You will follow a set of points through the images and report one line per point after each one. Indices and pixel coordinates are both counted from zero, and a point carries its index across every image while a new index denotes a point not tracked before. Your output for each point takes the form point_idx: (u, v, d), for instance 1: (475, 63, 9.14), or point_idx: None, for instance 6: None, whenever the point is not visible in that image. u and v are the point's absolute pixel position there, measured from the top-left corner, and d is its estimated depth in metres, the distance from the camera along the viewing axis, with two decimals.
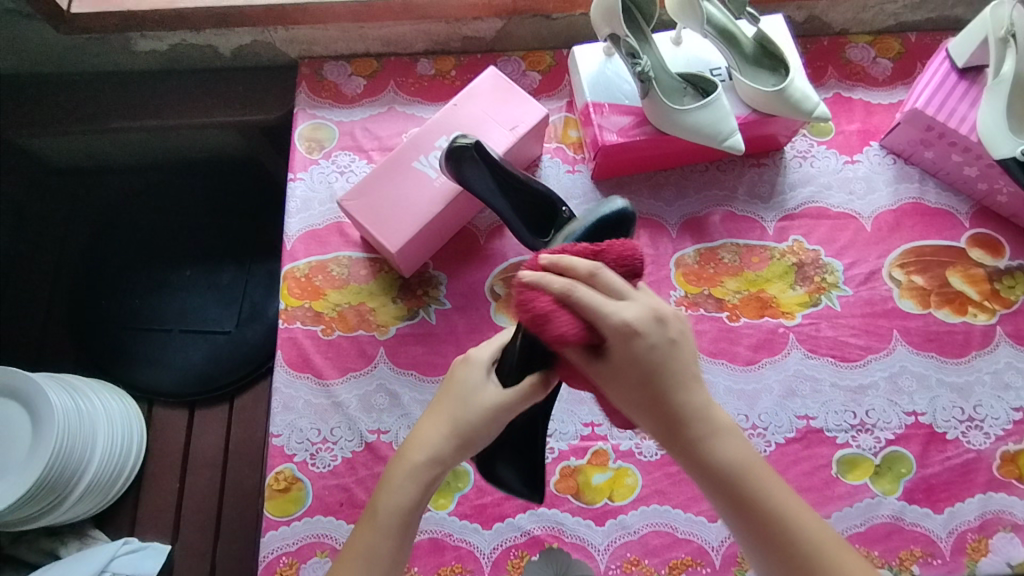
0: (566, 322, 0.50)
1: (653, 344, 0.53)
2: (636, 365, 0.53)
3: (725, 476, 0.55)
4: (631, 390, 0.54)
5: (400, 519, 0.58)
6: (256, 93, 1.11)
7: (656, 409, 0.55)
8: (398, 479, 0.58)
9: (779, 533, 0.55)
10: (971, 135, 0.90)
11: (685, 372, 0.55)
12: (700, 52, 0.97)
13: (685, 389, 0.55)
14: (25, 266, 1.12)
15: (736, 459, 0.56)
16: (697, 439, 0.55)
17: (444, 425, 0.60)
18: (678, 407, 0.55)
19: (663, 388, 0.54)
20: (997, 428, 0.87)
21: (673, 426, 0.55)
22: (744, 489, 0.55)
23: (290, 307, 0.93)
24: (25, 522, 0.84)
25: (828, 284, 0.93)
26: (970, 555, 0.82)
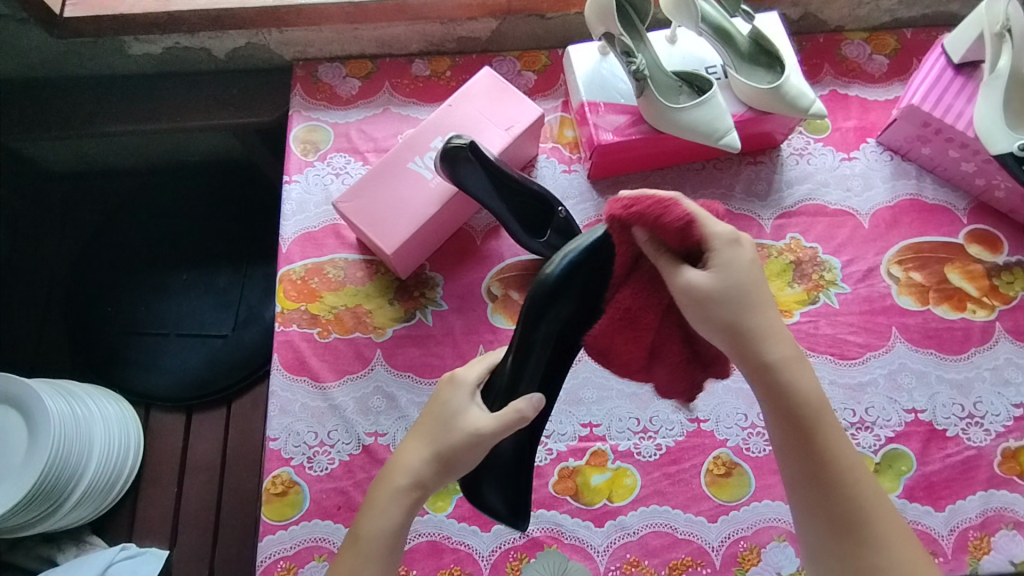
0: (681, 211, 0.56)
1: (734, 263, 0.58)
2: (733, 278, 0.58)
3: (792, 398, 0.59)
4: (723, 305, 0.58)
5: (379, 542, 0.59)
6: (250, 95, 1.10)
7: (736, 330, 0.58)
8: (377, 501, 0.60)
9: (830, 470, 0.58)
10: (968, 130, 0.90)
11: (762, 293, 0.59)
12: (696, 51, 0.97)
13: (766, 311, 0.59)
14: (20, 272, 1.12)
15: (804, 385, 0.59)
16: (773, 365, 0.59)
17: (424, 448, 0.61)
18: (755, 329, 0.59)
19: (746, 305, 0.58)
20: (997, 425, 0.86)
21: (750, 347, 0.59)
22: (810, 420, 0.59)
23: (286, 309, 0.93)
24: (22, 529, 0.84)
25: (826, 281, 0.93)
26: (972, 553, 0.81)
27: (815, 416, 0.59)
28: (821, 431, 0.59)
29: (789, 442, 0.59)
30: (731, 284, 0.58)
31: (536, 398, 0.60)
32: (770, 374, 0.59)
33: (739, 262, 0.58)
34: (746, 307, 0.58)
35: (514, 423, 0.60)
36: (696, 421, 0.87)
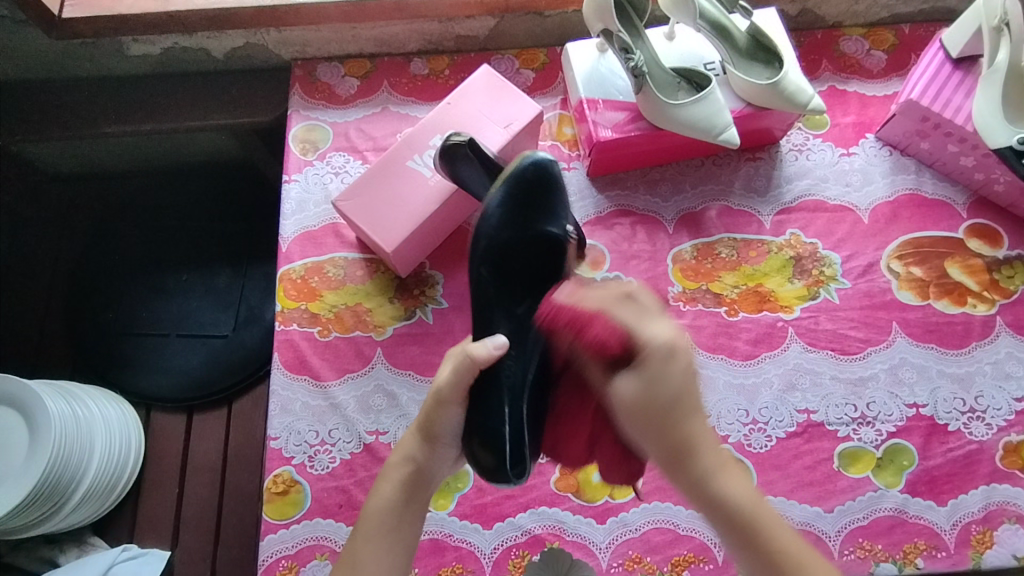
0: (603, 328, 0.59)
1: (667, 372, 0.58)
2: (663, 391, 0.58)
3: (730, 506, 0.59)
4: (651, 415, 0.58)
5: (373, 519, 0.66)
6: (248, 94, 1.11)
7: (671, 434, 0.59)
8: (378, 482, 0.68)
9: (780, 567, 0.57)
10: (967, 125, 0.90)
11: (696, 401, 0.59)
12: (694, 47, 0.97)
13: (695, 419, 0.59)
14: (20, 274, 1.12)
15: (736, 490, 0.60)
16: (705, 469, 0.59)
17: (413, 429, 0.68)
18: (686, 437, 0.59)
19: (682, 414, 0.59)
20: (999, 419, 0.86)
21: (684, 458, 0.59)
22: (750, 523, 0.59)
23: (286, 309, 0.93)
24: (23, 530, 0.83)
25: (827, 276, 0.93)
26: (975, 548, 0.81)
27: (751, 518, 0.59)
28: (765, 532, 0.58)
29: (736, 549, 0.59)
30: (659, 391, 0.58)
31: (497, 337, 0.63)
32: (706, 483, 0.59)
33: (671, 365, 0.58)
34: (674, 422, 0.58)
35: (466, 367, 0.63)
36: None
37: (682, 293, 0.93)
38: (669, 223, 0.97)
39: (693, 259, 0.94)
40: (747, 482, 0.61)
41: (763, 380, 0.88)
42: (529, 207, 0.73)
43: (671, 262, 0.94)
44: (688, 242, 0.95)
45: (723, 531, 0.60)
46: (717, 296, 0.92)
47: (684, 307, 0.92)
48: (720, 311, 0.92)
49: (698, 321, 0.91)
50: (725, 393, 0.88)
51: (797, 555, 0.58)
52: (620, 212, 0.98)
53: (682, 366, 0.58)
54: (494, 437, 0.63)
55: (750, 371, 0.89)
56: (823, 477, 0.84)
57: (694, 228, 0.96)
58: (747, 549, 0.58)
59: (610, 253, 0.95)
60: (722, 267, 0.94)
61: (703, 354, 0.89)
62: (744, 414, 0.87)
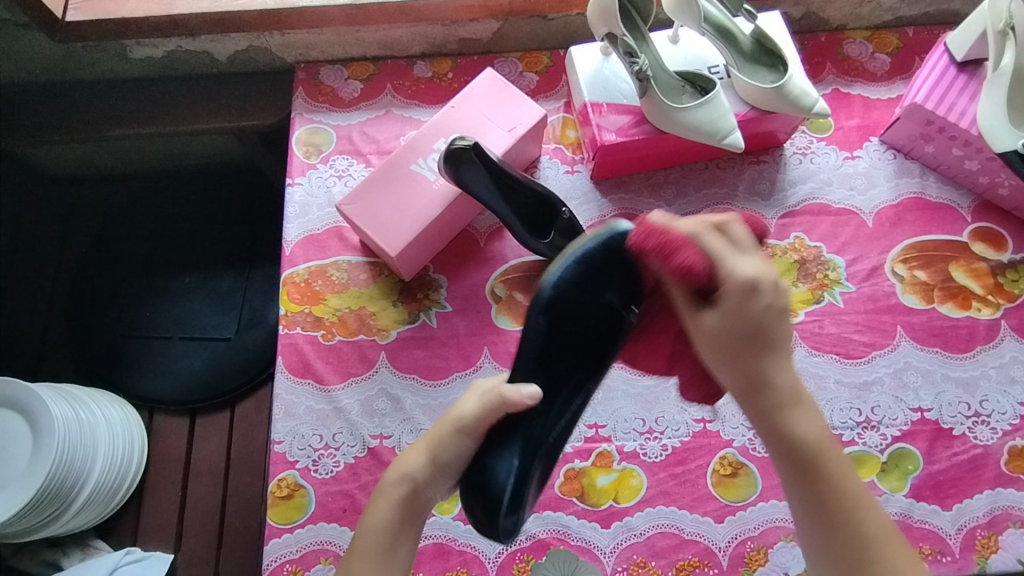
0: (693, 255, 0.53)
1: (766, 304, 0.54)
2: (743, 321, 0.54)
3: (800, 445, 0.55)
4: (732, 344, 0.54)
5: (375, 543, 0.63)
6: (255, 98, 1.11)
7: (750, 364, 0.55)
8: (379, 500, 0.65)
9: (840, 509, 0.55)
10: (972, 128, 0.90)
11: (780, 336, 0.55)
12: (699, 51, 0.97)
13: (780, 358, 0.55)
14: (22, 276, 1.11)
15: (810, 428, 0.56)
16: (780, 403, 0.56)
17: (421, 452, 0.64)
18: (762, 369, 0.55)
19: (766, 346, 0.54)
20: (1003, 423, 0.86)
21: (759, 388, 0.55)
22: (814, 462, 0.55)
23: (290, 312, 0.93)
24: (26, 534, 0.83)
25: (831, 280, 0.93)
26: (980, 552, 0.81)
27: (822, 461, 0.56)
28: (830, 475, 0.56)
29: (792, 486, 0.57)
30: (745, 324, 0.54)
31: (532, 390, 0.60)
32: (776, 418, 0.56)
33: (769, 302, 0.54)
34: (759, 358, 0.55)
35: (497, 405, 0.61)
36: (702, 421, 0.86)
37: None
38: None
39: None
40: (819, 417, 0.57)
41: None
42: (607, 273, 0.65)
43: None
44: None
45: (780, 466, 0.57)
46: None
47: None
48: None
49: None
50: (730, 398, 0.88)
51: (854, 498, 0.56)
52: (624, 215, 0.97)
53: (769, 298, 0.54)
54: (492, 492, 0.60)
55: None
56: None
57: None
58: (806, 487, 0.56)
59: None
60: None
61: None
62: None
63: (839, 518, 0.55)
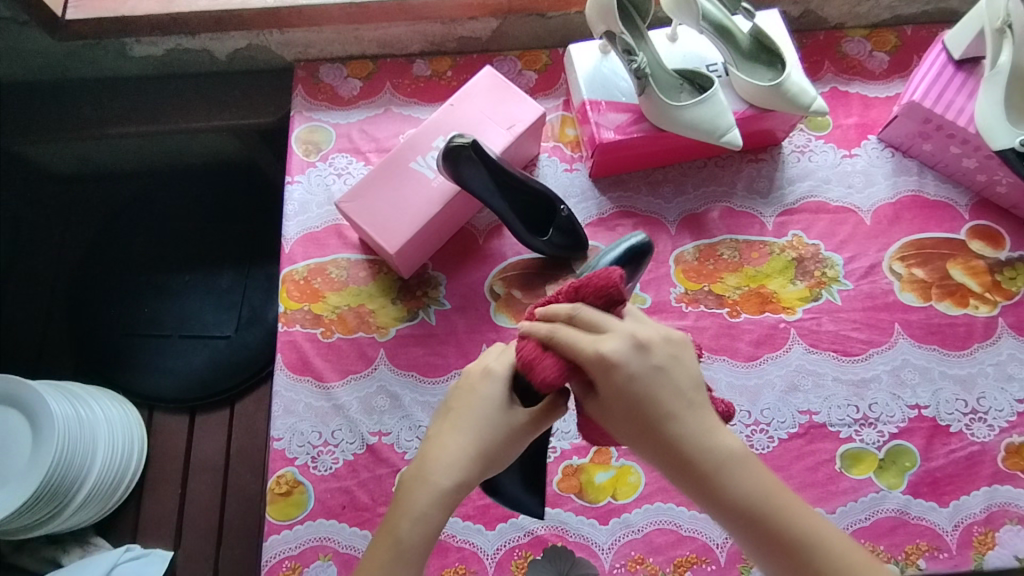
0: (549, 369, 0.55)
1: (632, 375, 0.53)
2: (619, 400, 0.54)
3: (739, 508, 0.53)
4: (625, 425, 0.55)
5: (422, 553, 0.55)
6: (253, 96, 1.11)
7: (654, 440, 0.54)
8: (423, 503, 0.55)
9: (803, 558, 0.52)
10: (969, 126, 0.90)
11: (669, 400, 0.54)
12: (698, 49, 0.97)
13: (686, 418, 0.54)
14: (23, 274, 1.12)
15: (747, 483, 0.53)
16: (702, 471, 0.53)
17: (469, 452, 0.57)
18: (673, 440, 0.53)
19: (662, 417, 0.53)
20: (1001, 420, 0.86)
21: (674, 460, 0.54)
22: (758, 516, 0.53)
23: (290, 310, 0.93)
24: (25, 531, 0.84)
25: (829, 278, 0.93)
26: (977, 548, 0.81)
27: (767, 511, 0.53)
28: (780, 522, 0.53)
29: (747, 542, 0.54)
30: (636, 402, 0.53)
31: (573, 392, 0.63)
32: (710, 484, 0.53)
33: (636, 376, 0.53)
34: (665, 429, 0.53)
35: (556, 412, 0.60)
36: None
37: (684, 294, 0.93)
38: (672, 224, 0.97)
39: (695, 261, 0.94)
40: (754, 466, 0.54)
41: (765, 381, 0.89)
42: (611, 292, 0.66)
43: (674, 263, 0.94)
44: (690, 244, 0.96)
45: (731, 528, 0.54)
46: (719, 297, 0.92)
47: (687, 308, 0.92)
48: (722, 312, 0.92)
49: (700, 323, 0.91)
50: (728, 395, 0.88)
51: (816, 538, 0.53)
52: (622, 213, 0.98)
53: (642, 370, 0.53)
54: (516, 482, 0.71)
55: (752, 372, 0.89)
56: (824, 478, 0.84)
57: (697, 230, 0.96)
58: (760, 547, 0.53)
59: None
60: (725, 268, 0.94)
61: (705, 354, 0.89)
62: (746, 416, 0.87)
63: (802, 563, 0.52)
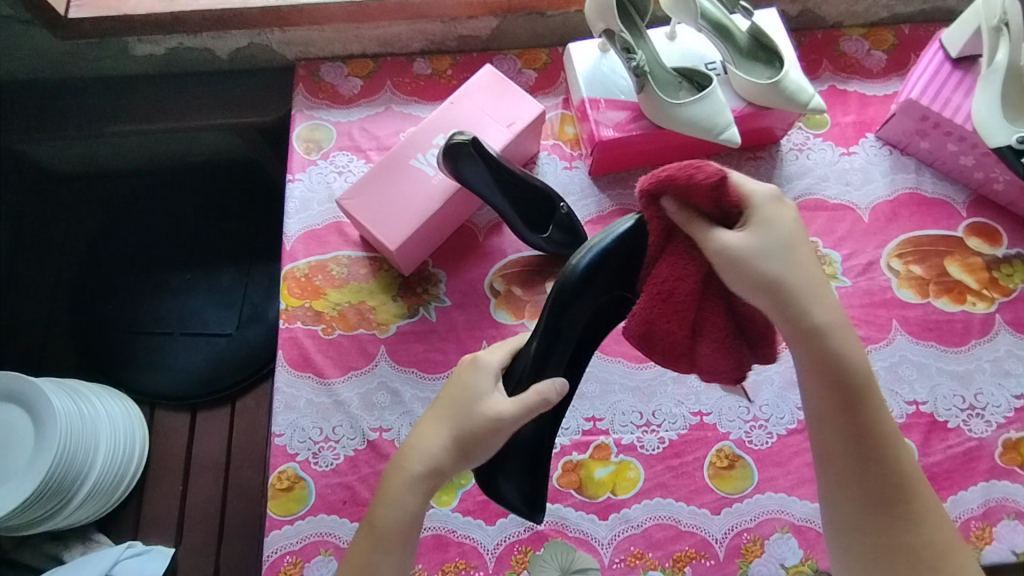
0: (711, 171, 0.56)
1: (775, 220, 0.58)
2: (767, 237, 0.57)
3: (845, 373, 0.58)
4: (767, 262, 0.57)
5: (401, 542, 0.58)
6: (253, 94, 1.11)
7: (777, 289, 0.57)
8: (399, 493, 0.58)
9: (872, 442, 0.58)
10: (966, 124, 0.91)
11: (802, 257, 0.58)
12: (696, 47, 0.98)
13: (815, 280, 0.58)
14: (24, 273, 1.12)
15: (854, 356, 0.58)
16: (817, 326, 0.57)
17: (444, 444, 0.58)
18: (798, 291, 0.57)
19: (791, 263, 0.57)
20: (998, 416, 0.87)
21: (800, 311, 0.57)
22: (856, 387, 0.58)
23: (291, 307, 0.93)
24: (27, 527, 0.84)
25: (827, 275, 0.94)
26: (975, 543, 0.82)
27: (863, 388, 0.58)
28: (869, 406, 0.59)
29: (834, 411, 0.59)
30: (767, 246, 0.57)
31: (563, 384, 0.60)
32: (817, 338, 0.58)
33: (785, 224, 0.58)
34: (788, 265, 0.57)
35: (536, 406, 0.59)
36: (698, 414, 0.87)
37: None
38: None
39: None
40: (863, 350, 0.59)
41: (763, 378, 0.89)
42: (635, 260, 0.66)
43: None
44: None
45: (819, 394, 0.59)
46: None
47: None
48: None
49: None
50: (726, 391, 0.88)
51: (890, 432, 0.59)
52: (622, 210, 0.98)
53: (790, 217, 0.59)
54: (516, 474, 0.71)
55: (751, 368, 0.89)
56: None
57: None
58: (845, 427, 0.59)
59: None
60: None
61: None
62: (744, 412, 0.87)
63: (875, 444, 0.59)
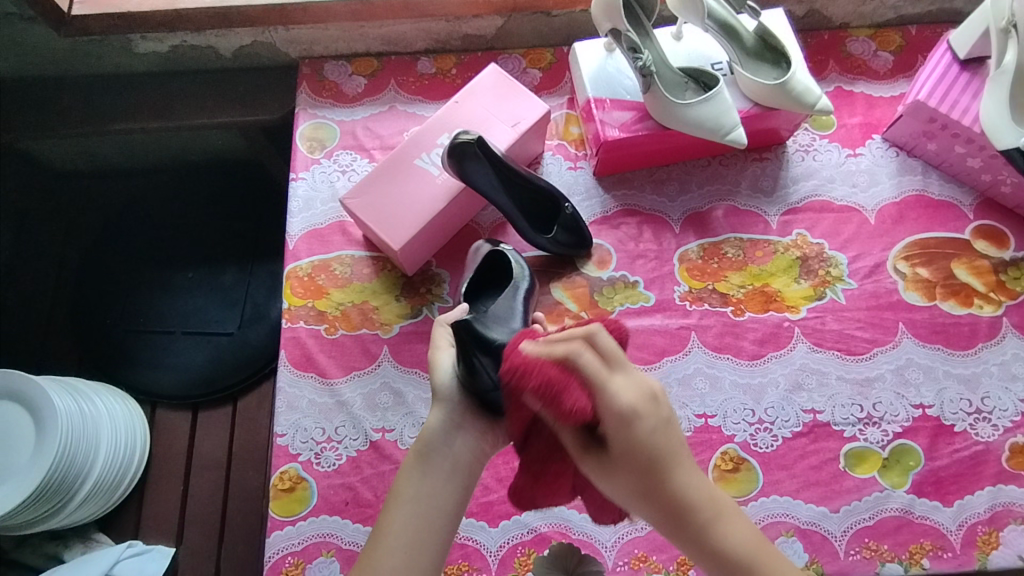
0: (580, 396, 0.51)
1: (648, 426, 0.54)
2: (640, 447, 0.53)
3: (734, 561, 0.55)
4: (630, 478, 0.55)
5: (425, 507, 0.60)
6: (256, 93, 1.12)
7: (652, 493, 0.55)
8: (413, 465, 0.63)
9: None
10: (974, 126, 0.90)
11: (676, 449, 0.55)
12: (702, 48, 0.97)
13: (680, 469, 0.55)
14: (24, 270, 1.11)
15: (737, 537, 0.56)
16: (705, 520, 0.55)
17: (440, 407, 0.67)
18: (672, 489, 0.55)
19: (662, 467, 0.54)
20: (1005, 420, 0.86)
21: (679, 511, 0.55)
22: (751, 573, 0.55)
23: (294, 306, 0.93)
24: (27, 526, 0.84)
25: (833, 277, 0.93)
26: (981, 548, 0.81)
27: (762, 568, 0.55)
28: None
29: None
30: (637, 464, 0.54)
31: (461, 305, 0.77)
32: (704, 537, 0.55)
33: (649, 426, 0.53)
34: (659, 477, 0.54)
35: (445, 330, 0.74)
36: (704, 416, 0.87)
37: (688, 293, 0.93)
38: (676, 222, 0.97)
39: (699, 259, 0.94)
40: (749, 528, 0.57)
41: (769, 380, 0.88)
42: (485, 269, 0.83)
43: (678, 262, 0.94)
44: (694, 242, 0.95)
45: None
46: (723, 295, 0.92)
47: (691, 306, 0.92)
48: (726, 310, 0.92)
49: (704, 321, 0.91)
50: (731, 393, 0.88)
51: None
52: (627, 211, 0.98)
53: (647, 421, 0.54)
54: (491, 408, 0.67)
55: (756, 371, 0.89)
56: (829, 476, 0.84)
57: (701, 228, 0.96)
58: None
59: (616, 253, 0.95)
60: (729, 266, 0.94)
61: (709, 353, 0.89)
62: (749, 414, 0.87)
63: None
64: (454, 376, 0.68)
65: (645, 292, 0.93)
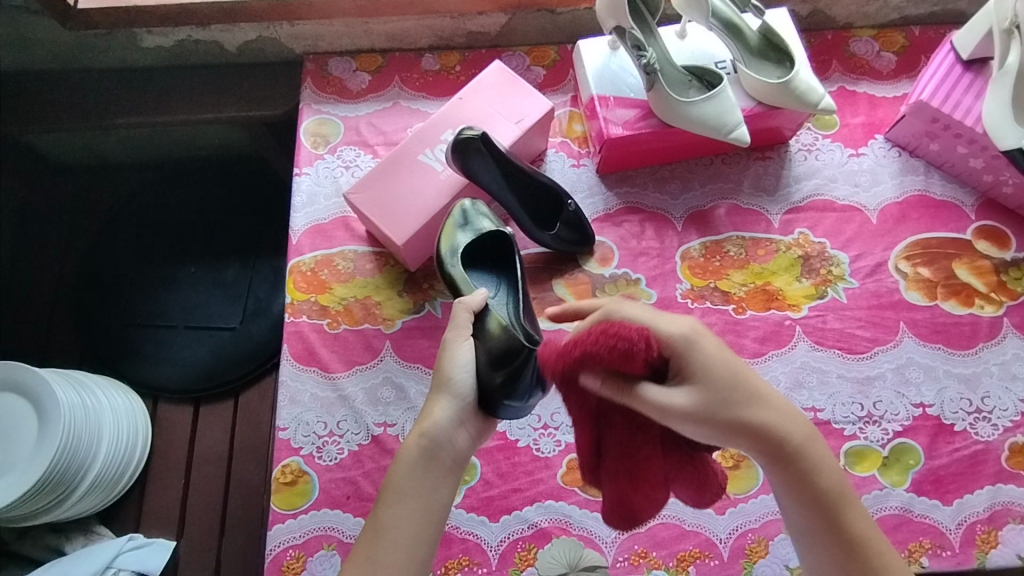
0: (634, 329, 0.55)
1: (712, 354, 0.57)
2: (716, 377, 0.57)
3: (820, 488, 0.58)
4: (714, 416, 0.56)
5: (424, 500, 0.60)
6: (261, 90, 1.13)
7: (742, 426, 0.57)
8: (412, 459, 0.61)
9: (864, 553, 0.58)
10: (977, 126, 0.90)
11: (751, 379, 0.59)
12: (707, 46, 0.98)
13: (763, 400, 0.58)
14: (27, 263, 1.12)
15: (825, 467, 0.58)
16: (796, 449, 0.58)
17: (448, 401, 0.63)
18: (757, 418, 0.58)
19: (746, 398, 0.57)
20: (1005, 420, 0.86)
21: (767, 440, 0.58)
22: (832, 500, 0.58)
23: (296, 300, 0.93)
24: (29, 518, 0.84)
25: (834, 276, 0.93)
26: (980, 547, 0.81)
27: (839, 496, 0.59)
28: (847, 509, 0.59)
29: (817, 529, 0.59)
30: (714, 394, 0.57)
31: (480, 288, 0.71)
32: (795, 465, 0.58)
33: (720, 356, 0.58)
34: (742, 407, 0.57)
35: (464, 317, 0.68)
36: None
37: (690, 291, 0.93)
38: (678, 220, 0.97)
39: (701, 257, 0.95)
40: (833, 459, 0.59)
41: (769, 378, 0.89)
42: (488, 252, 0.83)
43: (680, 260, 0.95)
44: (696, 241, 0.96)
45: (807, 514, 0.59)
46: (725, 293, 0.93)
47: (692, 304, 0.92)
48: (727, 309, 0.92)
49: (706, 319, 0.91)
50: None
51: (869, 530, 0.59)
52: (629, 209, 0.98)
53: (710, 341, 0.58)
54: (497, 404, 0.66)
55: (757, 368, 0.89)
56: None
57: (703, 226, 0.97)
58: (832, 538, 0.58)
59: (618, 250, 0.95)
60: (730, 264, 0.94)
61: None
62: None
63: (863, 552, 0.58)
64: (471, 370, 0.65)
65: (647, 289, 0.93)
